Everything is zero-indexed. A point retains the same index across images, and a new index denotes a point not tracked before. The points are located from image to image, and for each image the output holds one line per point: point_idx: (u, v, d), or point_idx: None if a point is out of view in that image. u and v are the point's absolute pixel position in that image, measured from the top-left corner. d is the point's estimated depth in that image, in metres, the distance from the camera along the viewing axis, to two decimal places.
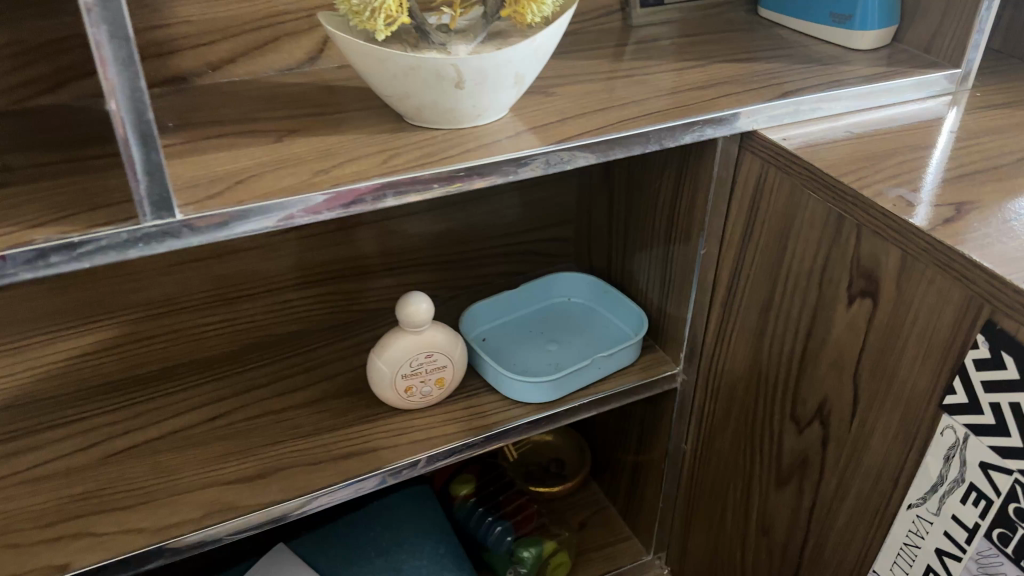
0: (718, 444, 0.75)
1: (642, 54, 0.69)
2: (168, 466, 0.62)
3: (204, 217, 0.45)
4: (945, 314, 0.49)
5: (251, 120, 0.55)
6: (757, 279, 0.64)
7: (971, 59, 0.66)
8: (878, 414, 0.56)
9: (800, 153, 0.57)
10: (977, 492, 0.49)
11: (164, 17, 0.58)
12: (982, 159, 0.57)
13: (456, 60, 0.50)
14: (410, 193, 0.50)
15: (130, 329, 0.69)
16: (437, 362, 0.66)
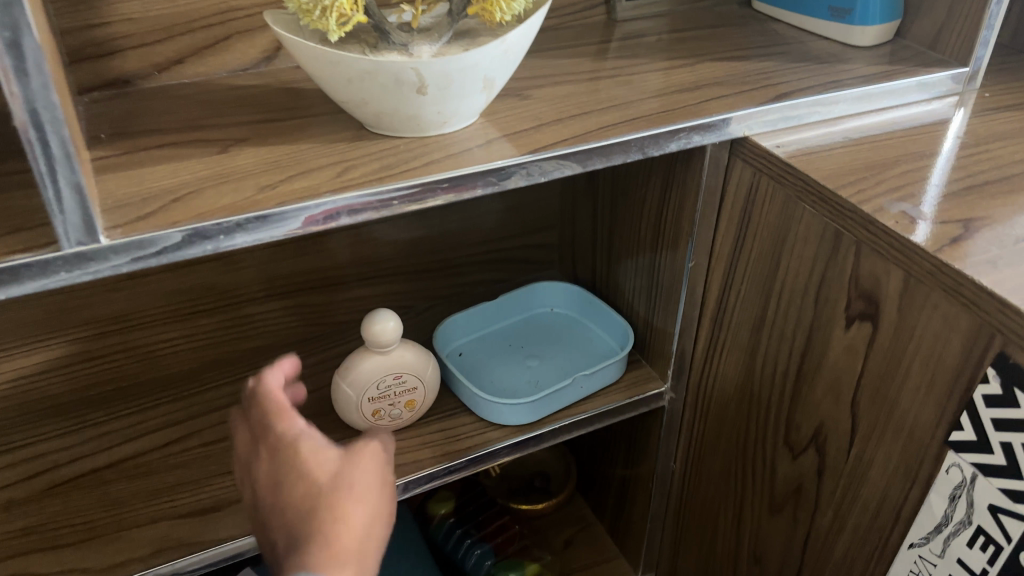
0: (708, 464, 0.70)
1: (627, 51, 0.65)
2: (117, 497, 0.58)
3: (134, 242, 0.41)
4: (952, 343, 0.44)
5: (197, 128, 0.51)
6: (748, 294, 0.60)
7: (979, 57, 0.62)
8: (877, 445, 0.51)
9: (795, 162, 0.53)
10: (985, 536, 0.45)
11: (103, 16, 0.53)
12: (992, 168, 0.53)
13: (417, 63, 0.46)
14: (368, 211, 0.46)
15: (79, 348, 0.64)
16: (407, 383, 0.62)
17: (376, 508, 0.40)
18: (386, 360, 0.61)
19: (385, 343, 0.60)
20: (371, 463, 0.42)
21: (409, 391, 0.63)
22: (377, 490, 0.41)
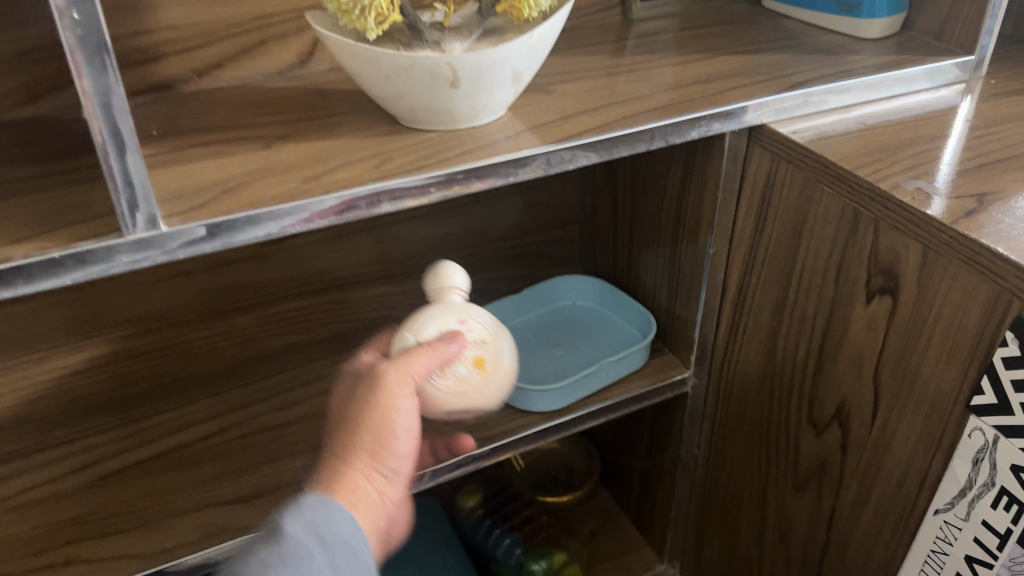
0: (731, 448, 0.72)
1: (643, 48, 0.67)
2: (162, 487, 0.60)
3: (191, 229, 0.43)
4: (970, 311, 0.46)
5: (239, 127, 0.53)
6: (769, 277, 0.62)
7: (984, 46, 0.64)
8: (900, 416, 0.53)
9: (812, 146, 0.55)
10: (1008, 497, 0.47)
11: (147, 23, 0.56)
12: (1002, 147, 0.55)
13: (450, 58, 0.48)
14: (406, 198, 0.48)
15: (119, 345, 0.66)
16: (475, 337, 0.53)
17: (367, 435, 0.45)
18: (452, 305, 0.53)
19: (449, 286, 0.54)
20: (362, 399, 0.46)
21: (471, 348, 0.52)
22: (357, 444, 0.45)
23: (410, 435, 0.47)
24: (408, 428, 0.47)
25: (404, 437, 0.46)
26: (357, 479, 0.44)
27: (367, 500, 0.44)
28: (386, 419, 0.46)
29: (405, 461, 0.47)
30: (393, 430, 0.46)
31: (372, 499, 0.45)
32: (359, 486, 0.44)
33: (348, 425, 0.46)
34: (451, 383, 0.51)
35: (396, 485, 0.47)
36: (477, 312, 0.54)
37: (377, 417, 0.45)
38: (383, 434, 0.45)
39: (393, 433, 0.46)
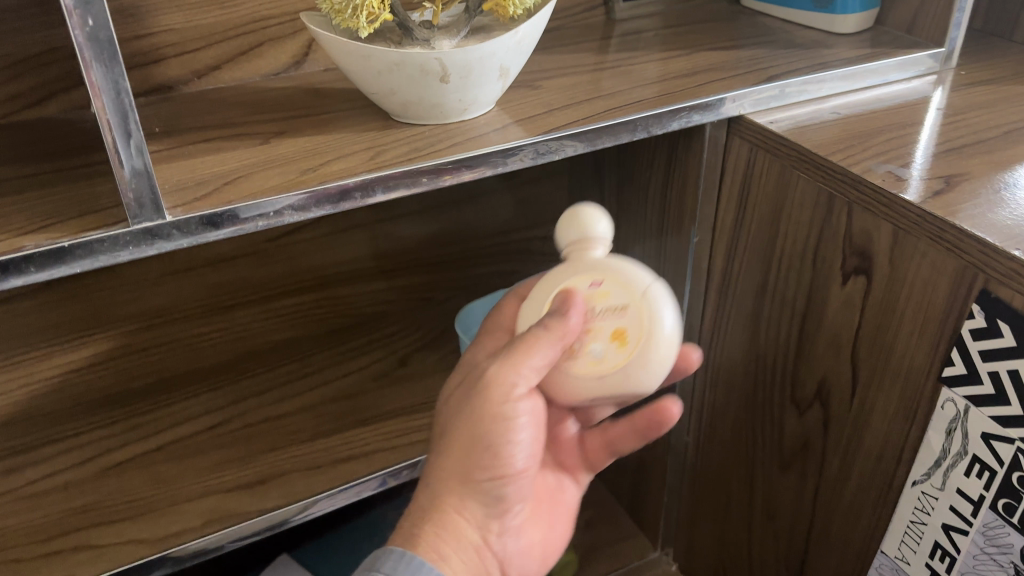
0: (719, 433, 0.74)
1: (627, 46, 0.70)
2: (166, 476, 0.62)
3: (193, 218, 0.45)
4: (939, 286, 0.49)
5: (238, 124, 0.55)
6: (750, 263, 0.64)
7: (953, 38, 0.67)
8: (878, 392, 0.55)
9: (788, 135, 0.58)
10: (980, 464, 0.49)
11: (148, 27, 0.58)
12: (970, 133, 0.58)
13: (440, 53, 0.50)
14: (399, 188, 0.50)
15: (124, 340, 0.68)
16: (612, 303, 0.44)
17: (460, 457, 0.43)
18: (582, 265, 0.46)
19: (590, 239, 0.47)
20: (463, 409, 0.43)
21: (607, 320, 0.44)
22: (448, 466, 0.43)
23: (516, 446, 0.44)
24: (512, 442, 0.44)
25: (506, 453, 0.44)
26: (451, 507, 0.43)
27: (454, 533, 0.43)
28: (485, 434, 0.43)
29: (508, 479, 0.44)
30: (493, 447, 0.43)
31: (467, 530, 0.44)
32: (452, 516, 0.43)
33: (446, 441, 0.44)
34: (581, 365, 0.44)
35: (501, 502, 0.45)
36: (613, 266, 0.45)
37: (469, 435, 0.43)
38: (477, 456, 0.43)
39: (494, 446, 0.43)
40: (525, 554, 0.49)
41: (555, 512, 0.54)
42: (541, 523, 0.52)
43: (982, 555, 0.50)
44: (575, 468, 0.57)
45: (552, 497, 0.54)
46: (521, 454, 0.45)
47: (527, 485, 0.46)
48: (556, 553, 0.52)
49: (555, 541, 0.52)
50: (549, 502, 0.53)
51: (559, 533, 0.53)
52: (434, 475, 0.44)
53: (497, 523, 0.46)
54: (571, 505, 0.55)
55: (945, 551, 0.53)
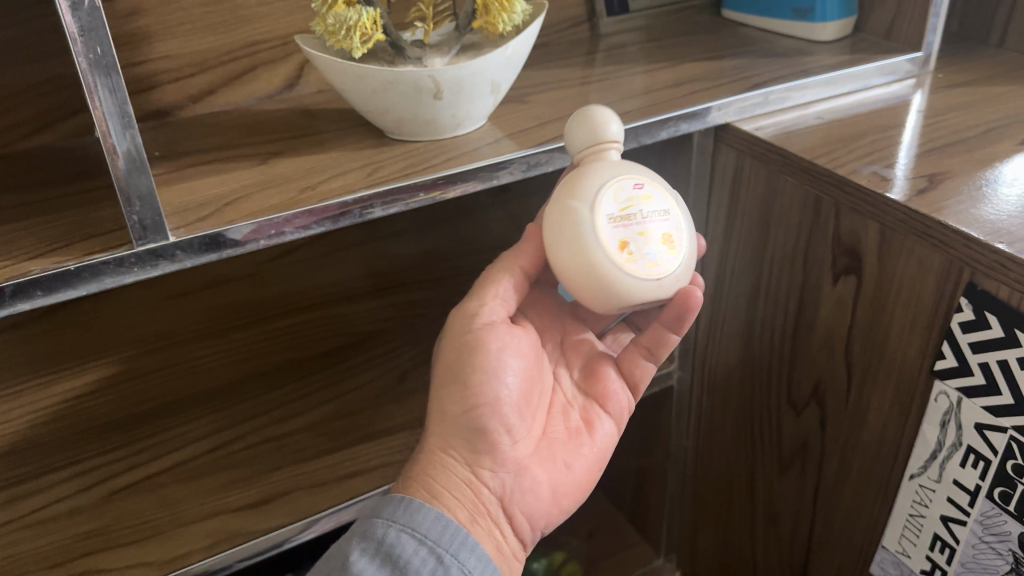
0: (717, 437, 0.75)
1: (613, 59, 0.71)
2: (171, 499, 0.62)
3: (196, 239, 0.46)
4: (927, 281, 0.50)
5: (236, 146, 0.56)
6: (742, 268, 0.65)
7: (930, 42, 0.68)
8: (872, 389, 0.56)
9: (774, 140, 0.59)
10: (975, 454, 0.50)
11: (143, 54, 0.59)
12: (951, 133, 0.59)
13: (432, 71, 0.51)
14: (396, 204, 0.51)
15: (125, 366, 0.69)
16: (656, 208, 0.47)
17: (441, 393, 0.49)
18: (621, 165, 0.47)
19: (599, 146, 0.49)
20: (442, 354, 0.50)
21: (658, 224, 0.46)
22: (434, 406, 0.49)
23: (489, 374, 0.48)
24: (482, 370, 0.48)
25: (480, 382, 0.48)
26: (438, 445, 0.48)
27: (442, 466, 0.47)
28: (457, 367, 0.48)
29: (484, 408, 0.48)
30: (465, 380, 0.48)
31: (454, 465, 0.47)
32: (437, 454, 0.48)
33: (432, 389, 0.50)
34: (645, 266, 0.45)
35: (488, 434, 0.48)
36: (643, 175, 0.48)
37: (446, 369, 0.49)
38: (452, 387, 0.48)
39: (469, 378, 0.48)
40: (532, 489, 0.49)
41: (582, 448, 0.53)
42: (563, 461, 0.51)
43: (982, 544, 0.51)
44: (615, 392, 0.55)
45: (578, 438, 0.53)
46: (498, 380, 0.48)
47: (513, 413, 0.49)
48: (576, 492, 0.52)
49: (580, 485, 0.52)
50: (580, 442, 0.53)
51: (586, 473, 0.52)
52: (427, 424, 0.50)
53: (492, 456, 0.48)
54: (607, 442, 0.54)
55: (945, 543, 0.53)
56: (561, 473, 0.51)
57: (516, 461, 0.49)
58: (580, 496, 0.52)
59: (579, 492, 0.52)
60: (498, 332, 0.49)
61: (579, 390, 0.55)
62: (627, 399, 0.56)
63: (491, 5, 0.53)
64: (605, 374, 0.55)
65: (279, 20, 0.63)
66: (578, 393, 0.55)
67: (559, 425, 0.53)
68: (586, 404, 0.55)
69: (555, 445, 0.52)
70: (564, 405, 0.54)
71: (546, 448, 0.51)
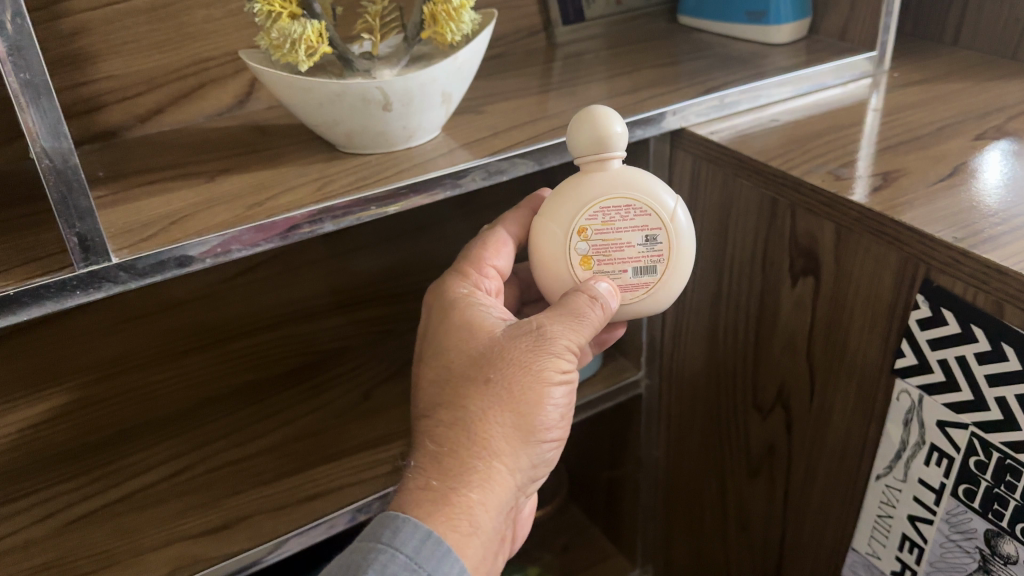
0: (687, 444, 0.74)
1: (570, 68, 0.71)
2: (130, 526, 0.60)
3: (138, 260, 0.45)
4: (885, 279, 0.49)
5: (184, 165, 0.55)
6: (704, 272, 0.65)
7: (884, 41, 0.69)
8: (835, 390, 0.56)
9: (729, 144, 0.59)
10: (938, 452, 0.49)
11: (88, 74, 0.58)
12: (906, 131, 0.59)
13: (380, 82, 0.51)
14: (347, 218, 0.51)
15: (80, 393, 0.67)
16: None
17: (510, 410, 0.44)
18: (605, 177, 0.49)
19: (603, 147, 0.47)
20: (518, 367, 0.45)
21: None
22: (498, 419, 0.44)
23: (560, 416, 0.46)
24: (558, 411, 0.46)
25: (550, 420, 0.46)
26: (496, 464, 0.44)
27: (490, 492, 0.43)
28: (540, 395, 0.45)
29: (545, 448, 0.46)
30: (543, 418, 0.45)
31: (508, 495, 0.44)
32: (494, 476, 0.44)
33: (499, 397, 0.44)
34: None
35: (531, 473, 0.47)
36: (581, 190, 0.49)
37: (524, 387, 0.44)
38: (530, 415, 0.45)
39: (544, 411, 0.45)
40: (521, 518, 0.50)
41: None
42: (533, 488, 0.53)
43: (949, 542, 0.51)
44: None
45: None
46: (560, 421, 0.47)
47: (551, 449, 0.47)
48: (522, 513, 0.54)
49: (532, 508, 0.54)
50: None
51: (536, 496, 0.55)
52: (476, 429, 0.43)
53: (525, 489, 0.47)
54: None
55: (914, 543, 0.53)
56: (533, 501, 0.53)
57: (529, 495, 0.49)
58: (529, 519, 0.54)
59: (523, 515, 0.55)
60: (572, 371, 0.47)
61: None
62: None
63: (439, 15, 0.52)
64: None
65: (227, 37, 0.62)
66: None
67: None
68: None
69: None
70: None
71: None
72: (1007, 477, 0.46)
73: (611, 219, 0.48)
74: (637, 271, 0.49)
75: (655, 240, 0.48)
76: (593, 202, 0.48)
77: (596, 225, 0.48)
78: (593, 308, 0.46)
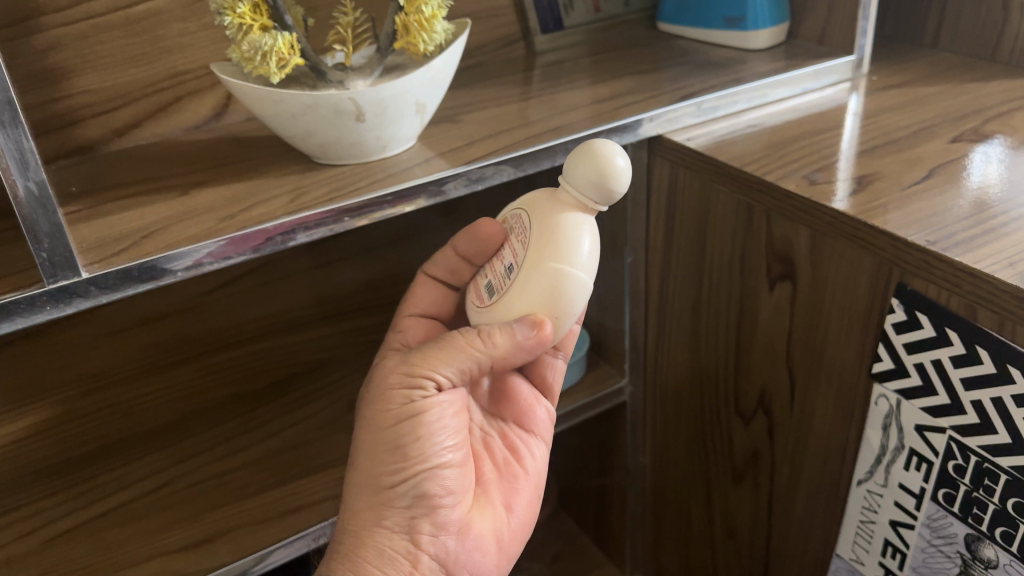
0: (673, 452, 0.74)
1: (550, 76, 0.71)
2: (112, 542, 0.60)
3: (109, 273, 0.45)
4: (859, 283, 0.49)
5: (160, 178, 0.55)
6: (684, 279, 0.65)
7: (861, 45, 0.69)
8: (814, 395, 0.56)
9: (705, 150, 0.59)
10: (917, 456, 0.49)
11: (64, 89, 0.58)
12: (882, 135, 0.59)
13: (353, 93, 0.51)
14: (320, 229, 0.50)
15: (61, 409, 0.67)
16: None
17: (377, 462, 0.45)
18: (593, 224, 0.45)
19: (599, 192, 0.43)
20: (378, 409, 0.46)
21: None
22: (366, 474, 0.45)
23: (428, 441, 0.46)
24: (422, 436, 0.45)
25: (417, 448, 0.45)
26: (371, 515, 0.45)
27: (374, 542, 0.44)
28: (394, 440, 0.45)
29: (423, 476, 0.45)
30: (404, 449, 0.45)
31: (400, 536, 0.45)
32: (368, 523, 0.45)
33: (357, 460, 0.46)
34: None
35: (430, 509, 0.45)
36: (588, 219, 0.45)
37: (383, 438, 0.45)
38: (387, 457, 0.45)
39: (406, 451, 0.45)
40: (477, 547, 0.47)
41: (522, 491, 0.52)
42: (502, 504, 0.50)
43: (930, 547, 0.50)
44: (532, 407, 0.55)
45: (510, 469, 0.52)
46: (437, 445, 0.46)
47: (454, 478, 0.47)
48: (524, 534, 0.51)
49: (521, 525, 0.51)
50: (513, 478, 0.52)
51: (523, 511, 0.51)
52: (352, 491, 0.46)
53: (437, 527, 0.46)
54: (538, 467, 0.53)
55: (896, 548, 0.53)
56: (500, 519, 0.50)
57: (457, 524, 0.47)
58: (520, 542, 0.51)
59: (522, 529, 0.51)
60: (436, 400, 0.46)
61: (494, 416, 0.54)
62: (546, 410, 0.55)
63: (411, 25, 0.52)
64: (518, 393, 0.55)
65: (203, 50, 0.62)
66: (493, 418, 0.54)
67: (488, 463, 0.51)
68: (508, 429, 0.54)
69: (489, 488, 0.50)
70: (486, 438, 0.52)
71: (479, 493, 0.50)
72: (985, 480, 0.45)
73: (515, 230, 0.45)
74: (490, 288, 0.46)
75: (512, 272, 0.44)
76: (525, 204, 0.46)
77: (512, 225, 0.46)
78: (467, 338, 0.44)
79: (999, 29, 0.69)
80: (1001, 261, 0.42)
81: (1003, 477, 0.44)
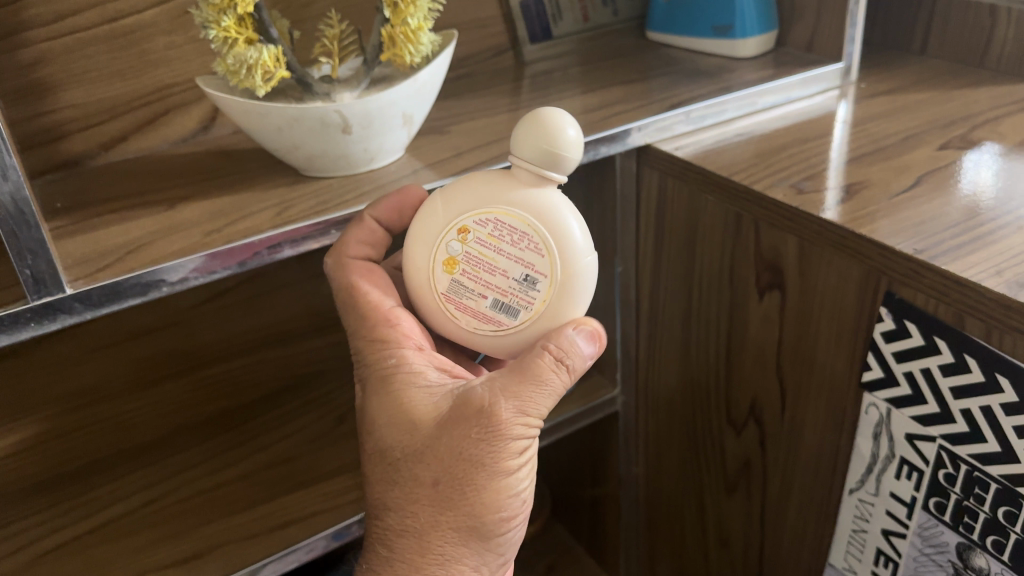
0: (666, 462, 0.74)
1: (539, 85, 0.71)
2: (100, 559, 0.59)
3: (94, 289, 0.44)
4: (848, 292, 0.49)
5: (146, 192, 0.55)
6: (674, 288, 0.65)
7: (850, 53, 0.69)
8: (804, 403, 0.56)
9: (693, 160, 0.58)
10: (908, 465, 0.49)
11: (49, 104, 0.58)
12: (870, 142, 0.59)
13: (339, 106, 0.50)
14: (307, 243, 0.50)
15: (49, 424, 0.67)
16: None
17: (478, 511, 0.43)
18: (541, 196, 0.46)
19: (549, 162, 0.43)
20: (478, 452, 0.41)
21: None
22: (462, 521, 0.43)
23: (526, 482, 0.44)
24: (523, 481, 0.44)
25: (517, 495, 0.44)
26: (465, 563, 0.44)
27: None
28: (497, 487, 0.42)
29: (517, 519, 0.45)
30: (507, 498, 0.43)
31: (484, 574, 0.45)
32: (465, 567, 0.44)
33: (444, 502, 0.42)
34: None
35: (511, 547, 0.46)
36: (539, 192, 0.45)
37: (486, 484, 0.42)
38: (491, 506, 0.43)
39: (505, 496, 0.43)
40: None
41: None
42: None
43: (923, 556, 0.50)
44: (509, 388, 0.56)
45: None
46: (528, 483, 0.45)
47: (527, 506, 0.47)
48: None
49: None
50: None
51: None
52: (435, 535, 0.43)
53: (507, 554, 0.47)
54: None
55: (889, 558, 0.52)
56: None
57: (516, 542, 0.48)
58: None
59: None
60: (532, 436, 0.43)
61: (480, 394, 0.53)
62: None
63: (397, 36, 0.52)
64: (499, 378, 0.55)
65: (190, 63, 0.62)
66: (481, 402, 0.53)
67: None
68: None
69: None
70: None
71: None
72: (975, 489, 0.45)
73: (500, 238, 0.44)
74: (495, 304, 0.44)
75: (534, 285, 0.44)
76: (491, 210, 0.44)
77: (482, 233, 0.44)
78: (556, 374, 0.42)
79: (987, 36, 0.69)
80: (988, 269, 0.42)
81: (994, 486, 0.44)
